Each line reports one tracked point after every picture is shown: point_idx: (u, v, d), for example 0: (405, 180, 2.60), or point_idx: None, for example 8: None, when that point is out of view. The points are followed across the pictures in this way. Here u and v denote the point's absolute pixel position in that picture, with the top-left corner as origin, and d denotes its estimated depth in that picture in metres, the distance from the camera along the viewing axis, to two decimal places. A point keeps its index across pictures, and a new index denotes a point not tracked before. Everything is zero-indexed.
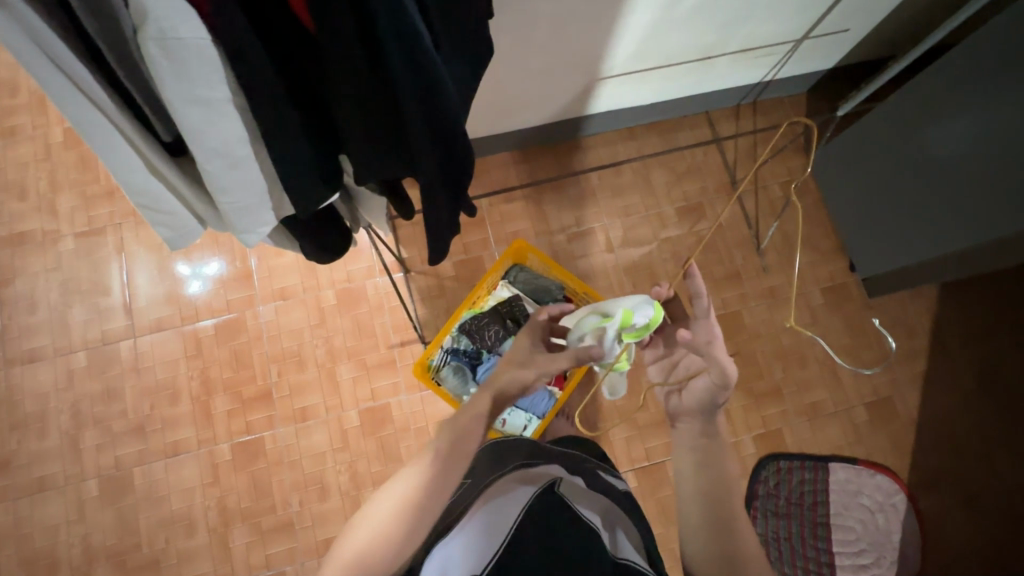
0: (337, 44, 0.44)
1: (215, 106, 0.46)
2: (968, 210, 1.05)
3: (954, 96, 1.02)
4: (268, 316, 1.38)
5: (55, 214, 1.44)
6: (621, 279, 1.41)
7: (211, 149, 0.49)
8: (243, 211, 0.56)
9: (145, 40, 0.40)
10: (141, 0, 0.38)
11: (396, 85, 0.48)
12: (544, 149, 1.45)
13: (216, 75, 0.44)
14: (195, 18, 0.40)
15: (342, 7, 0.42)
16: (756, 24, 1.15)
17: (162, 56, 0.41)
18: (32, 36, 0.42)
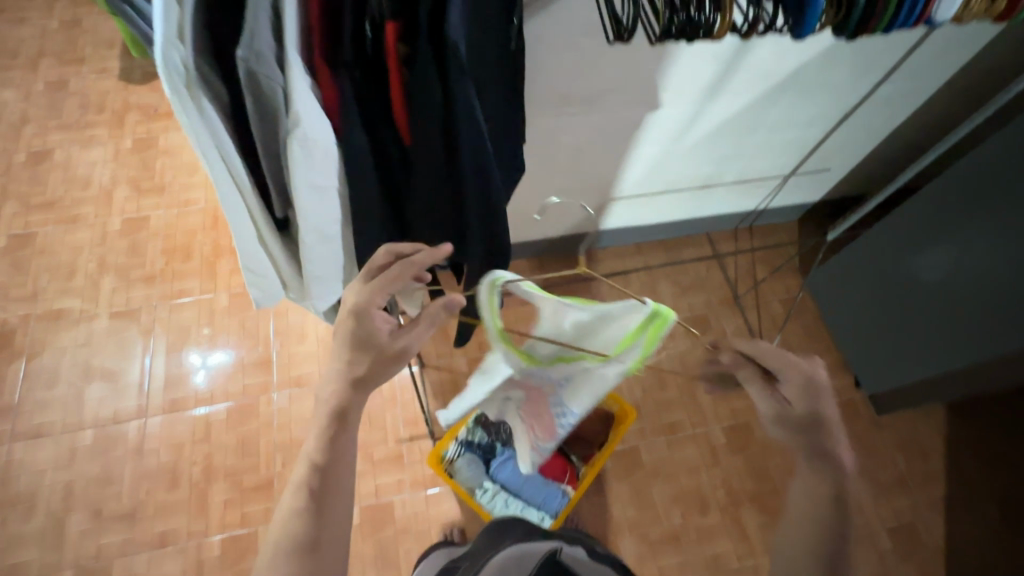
0: (425, 155, 0.55)
1: (325, 194, 0.55)
2: (983, 323, 1.08)
3: (935, 229, 1.15)
4: (281, 403, 1.40)
5: (96, 295, 1.53)
6: (630, 384, 1.44)
7: (312, 228, 0.57)
8: (320, 280, 0.63)
9: (290, 140, 0.50)
10: (299, 115, 0.48)
11: (463, 184, 0.57)
12: (558, 257, 1.57)
13: (330, 164, 0.54)
14: (326, 126, 0.51)
15: (435, 130, 0.53)
16: (753, 160, 1.33)
17: (300, 154, 0.50)
18: (209, 129, 0.53)
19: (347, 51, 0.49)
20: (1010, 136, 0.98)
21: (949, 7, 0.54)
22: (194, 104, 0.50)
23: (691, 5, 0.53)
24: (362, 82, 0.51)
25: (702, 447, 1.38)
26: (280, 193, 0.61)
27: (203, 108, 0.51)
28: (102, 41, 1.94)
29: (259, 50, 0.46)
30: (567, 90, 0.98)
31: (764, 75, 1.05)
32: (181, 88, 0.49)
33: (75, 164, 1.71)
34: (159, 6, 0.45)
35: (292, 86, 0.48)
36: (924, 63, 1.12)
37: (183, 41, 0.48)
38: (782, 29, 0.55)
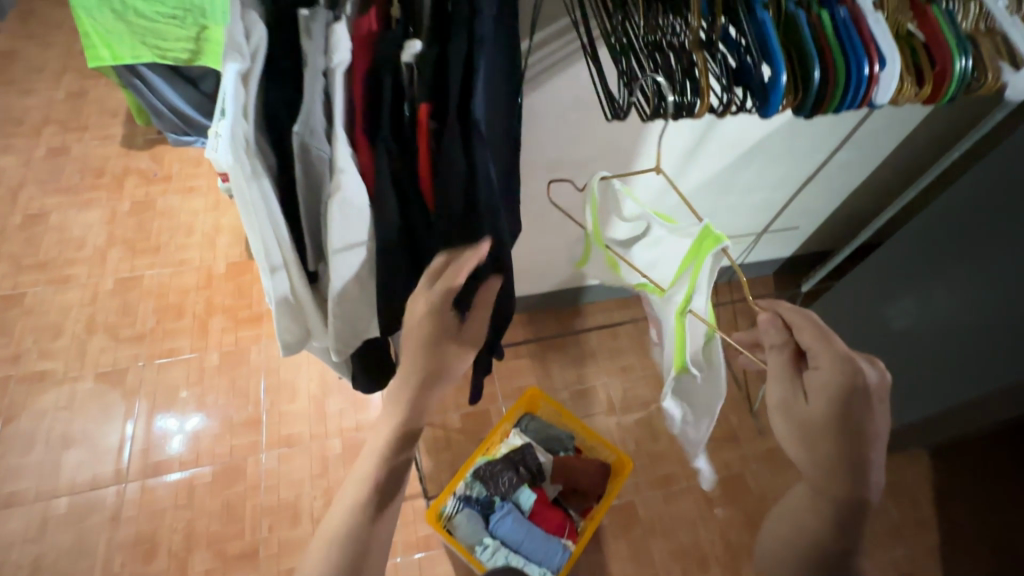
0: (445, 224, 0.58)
1: (355, 250, 0.63)
2: (980, 352, 1.07)
3: (900, 280, 1.24)
4: (269, 463, 1.36)
5: (82, 355, 1.51)
6: (624, 436, 1.44)
7: (341, 279, 0.65)
8: (344, 328, 0.70)
9: (331, 200, 0.57)
10: (342, 183, 0.56)
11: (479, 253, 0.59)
12: (548, 312, 1.61)
13: (364, 222, 0.61)
14: (362, 190, 0.58)
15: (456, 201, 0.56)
16: (731, 219, 1.43)
17: (338, 214, 0.58)
18: (259, 193, 0.58)
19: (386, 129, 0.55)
20: (962, 189, 1.09)
21: (888, 90, 0.62)
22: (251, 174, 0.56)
23: (676, 92, 0.59)
24: (399, 160, 0.56)
25: (698, 500, 1.37)
26: (315, 247, 0.66)
27: (256, 174, 0.56)
28: (106, 110, 2.02)
29: (312, 125, 0.54)
30: (558, 156, 1.07)
31: (736, 142, 1.16)
32: (242, 161, 0.54)
33: (71, 225, 1.74)
34: (229, 88, 0.52)
35: (337, 157, 0.55)
36: (875, 133, 1.26)
37: (246, 118, 0.53)
38: (752, 109, 0.62)
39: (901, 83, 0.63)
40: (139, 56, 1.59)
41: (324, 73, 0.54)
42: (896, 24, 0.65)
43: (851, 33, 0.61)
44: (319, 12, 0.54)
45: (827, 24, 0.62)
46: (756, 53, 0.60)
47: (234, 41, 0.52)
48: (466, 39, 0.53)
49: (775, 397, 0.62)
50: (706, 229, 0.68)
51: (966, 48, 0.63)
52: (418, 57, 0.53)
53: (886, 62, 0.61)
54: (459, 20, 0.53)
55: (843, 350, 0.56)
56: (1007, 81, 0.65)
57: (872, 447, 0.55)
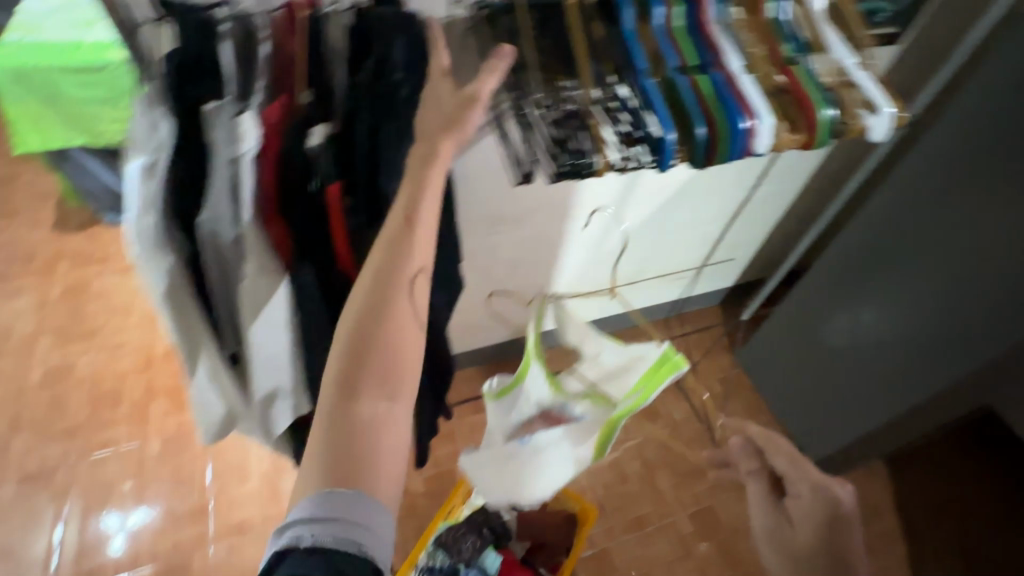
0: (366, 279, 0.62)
1: (275, 328, 0.62)
2: (940, 334, 1.13)
3: (836, 297, 1.34)
4: (220, 556, 1.27)
5: (6, 458, 1.39)
6: (592, 482, 1.42)
7: (263, 356, 0.64)
8: (270, 404, 0.70)
9: (245, 280, 0.59)
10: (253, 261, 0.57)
11: None
12: (506, 362, 1.60)
13: (280, 302, 0.61)
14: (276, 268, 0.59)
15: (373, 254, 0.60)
16: (671, 256, 1.50)
17: (252, 292, 0.59)
18: (171, 277, 0.60)
19: (298, 203, 0.58)
20: (879, 205, 1.20)
21: (764, 140, 0.71)
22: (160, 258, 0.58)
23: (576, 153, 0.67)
24: (314, 231, 0.60)
25: (672, 540, 1.36)
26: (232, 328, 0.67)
27: (166, 263, 0.59)
28: (35, 193, 1.96)
29: (217, 211, 0.55)
30: (494, 211, 1.11)
31: (662, 186, 1.24)
32: (148, 250, 0.57)
33: None
34: (132, 186, 0.55)
35: (246, 238, 0.56)
36: (790, 169, 1.37)
37: (150, 212, 0.56)
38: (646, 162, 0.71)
39: (777, 131, 0.72)
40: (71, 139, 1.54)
41: (231, 161, 0.55)
42: (768, 81, 0.73)
43: (725, 94, 0.71)
44: (225, 104, 0.55)
45: (707, 86, 0.71)
46: (640, 116, 0.69)
47: (139, 139, 0.55)
48: (370, 119, 0.57)
49: (763, 523, 0.76)
50: (671, 355, 0.79)
51: (829, 99, 0.73)
52: (321, 142, 0.57)
53: (758, 117, 0.70)
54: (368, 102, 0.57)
55: (818, 478, 0.71)
56: (868, 124, 0.74)
57: (855, 560, 0.66)
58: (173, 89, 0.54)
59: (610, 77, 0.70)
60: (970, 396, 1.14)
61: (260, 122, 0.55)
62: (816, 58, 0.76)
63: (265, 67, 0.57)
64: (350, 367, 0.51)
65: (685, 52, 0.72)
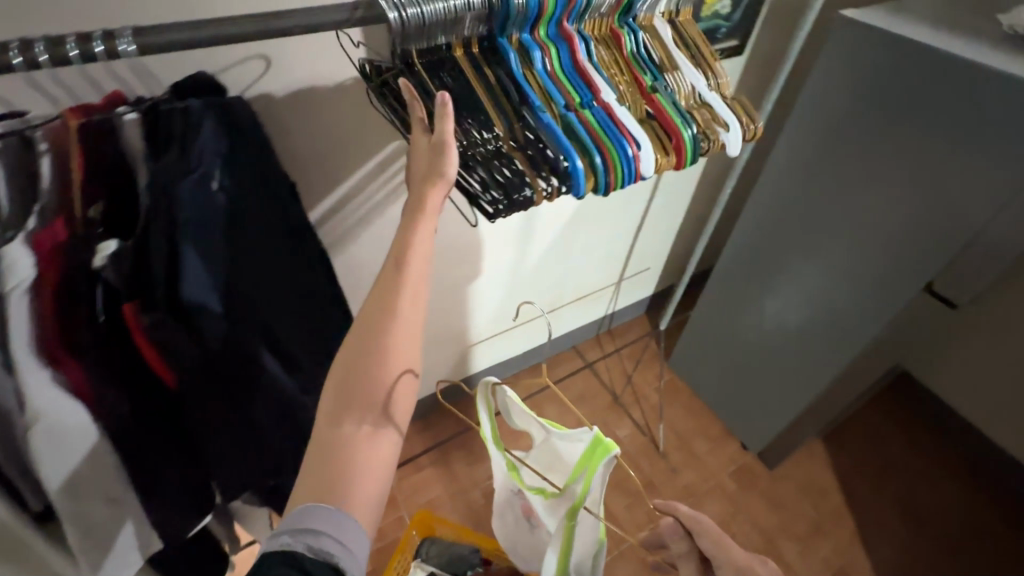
0: (194, 390, 0.58)
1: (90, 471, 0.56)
2: (831, 319, 1.23)
3: (735, 299, 1.44)
4: None
5: None
6: None
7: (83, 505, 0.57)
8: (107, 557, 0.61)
9: (32, 431, 0.51)
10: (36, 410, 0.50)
11: (252, 407, 0.62)
12: (441, 412, 1.55)
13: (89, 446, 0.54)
14: (78, 409, 0.52)
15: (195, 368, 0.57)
16: (581, 280, 1.52)
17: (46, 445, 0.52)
18: None
19: (86, 332, 0.52)
20: (754, 210, 1.31)
21: (650, 165, 0.71)
22: None
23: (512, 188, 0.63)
24: (113, 356, 0.55)
25: (635, 563, 1.33)
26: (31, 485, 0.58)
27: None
28: None
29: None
30: None
31: (557, 216, 1.27)
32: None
33: None
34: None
35: (27, 385, 0.49)
36: (676, 181, 1.44)
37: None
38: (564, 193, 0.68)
39: (657, 157, 0.72)
40: None
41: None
42: (637, 111, 0.75)
43: (609, 126, 0.71)
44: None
45: (592, 121, 0.71)
46: (554, 148, 0.67)
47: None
48: (169, 226, 0.52)
49: None
50: (597, 440, 0.72)
51: (689, 121, 0.75)
52: (114, 257, 0.52)
53: (641, 143, 0.71)
54: (158, 204, 0.52)
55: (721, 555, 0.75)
56: (726, 140, 0.77)
57: None
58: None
59: (511, 120, 0.68)
60: (875, 364, 1.24)
61: (31, 251, 0.49)
62: (671, 80, 0.79)
63: (45, 182, 0.51)
64: (339, 387, 0.50)
65: (567, 91, 0.72)
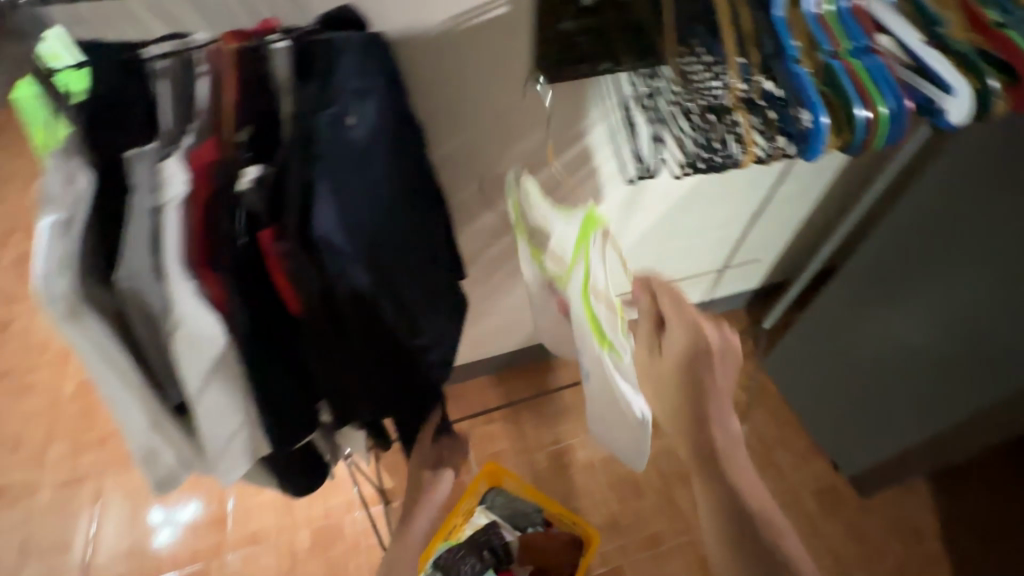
0: (313, 322, 0.60)
1: (216, 381, 0.59)
2: (980, 351, 1.05)
3: (859, 307, 1.26)
4: (237, 566, 1.30)
5: (42, 466, 1.47)
6: (606, 497, 1.38)
7: (210, 409, 0.61)
8: (224, 456, 0.66)
9: (176, 334, 0.55)
10: (180, 318, 0.54)
11: (360, 348, 0.62)
12: (518, 371, 1.57)
13: (222, 355, 0.58)
14: (212, 323, 0.55)
15: (316, 301, 0.58)
16: (684, 261, 1.43)
17: (187, 349, 0.56)
18: (94, 342, 0.54)
19: (219, 253, 0.55)
20: (906, 209, 1.12)
21: (959, 112, 0.65)
22: (77, 325, 0.52)
23: (721, 149, 0.67)
24: (242, 288, 0.57)
25: (689, 559, 1.30)
26: (171, 379, 0.63)
27: (88, 325, 0.53)
28: None
29: (138, 267, 0.52)
30: (489, 224, 1.09)
31: (670, 193, 1.19)
32: (65, 312, 0.51)
33: (34, 330, 1.72)
34: (42, 242, 0.49)
35: (172, 291, 0.53)
36: (812, 171, 1.28)
37: (65, 270, 0.50)
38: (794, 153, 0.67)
39: (973, 101, 0.65)
40: None
41: (153, 210, 0.53)
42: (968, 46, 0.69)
43: (881, 75, 0.67)
44: (148, 149, 0.54)
45: (861, 72, 0.67)
46: (790, 104, 0.66)
47: (49, 192, 0.50)
48: (305, 162, 0.54)
49: None
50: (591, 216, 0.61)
51: None
52: (254, 186, 0.54)
53: (951, 91, 0.66)
54: (296, 145, 0.54)
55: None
56: None
57: None
58: (89, 139, 0.53)
59: (750, 73, 0.69)
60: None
61: (187, 165, 0.53)
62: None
63: (205, 108, 0.55)
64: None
65: (837, 38, 0.69)
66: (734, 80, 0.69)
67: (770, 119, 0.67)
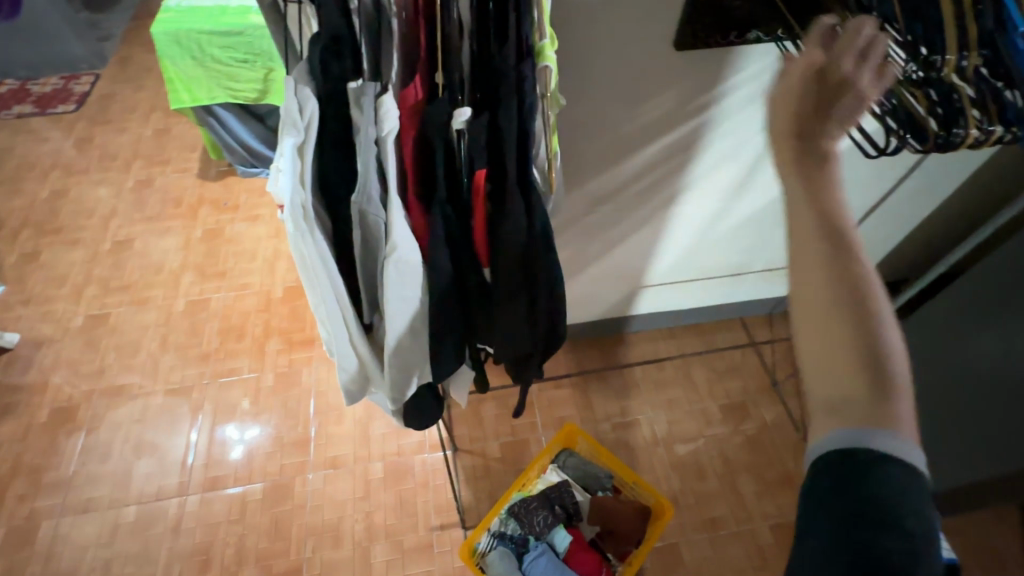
0: (505, 254, 0.68)
1: (412, 301, 0.69)
2: None
3: (987, 311, 1.13)
4: (316, 484, 1.41)
5: (154, 371, 1.64)
6: (668, 474, 1.39)
7: (399, 330, 0.72)
8: (399, 374, 0.77)
9: (389, 257, 0.65)
10: (396, 244, 0.64)
11: (538, 275, 0.71)
12: (591, 342, 1.59)
13: (415, 277, 0.68)
14: (414, 247, 0.66)
15: (513, 236, 0.66)
16: (782, 250, 1.37)
17: (396, 270, 0.66)
18: (320, 255, 0.65)
19: (439, 181, 0.64)
20: None
21: None
22: (315, 244, 0.64)
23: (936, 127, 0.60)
24: (450, 213, 0.65)
25: (748, 548, 1.29)
26: (370, 299, 0.74)
27: (314, 237, 0.63)
28: (185, 145, 2.22)
29: (368, 193, 0.63)
30: (598, 191, 1.13)
31: None
32: (300, 223, 0.62)
33: (151, 250, 1.90)
34: (289, 162, 0.60)
35: (393, 215, 0.63)
36: (945, 163, 1.20)
37: (303, 186, 0.61)
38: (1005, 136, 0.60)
39: None
40: (214, 97, 1.73)
41: (375, 142, 0.61)
42: None
43: None
44: (366, 84, 0.60)
45: None
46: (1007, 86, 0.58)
47: (290, 117, 0.60)
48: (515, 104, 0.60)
49: None
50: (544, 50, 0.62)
51: None
52: (468, 124, 0.60)
53: None
54: (510, 88, 0.59)
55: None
56: None
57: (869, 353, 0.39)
58: (317, 71, 0.60)
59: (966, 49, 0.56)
60: None
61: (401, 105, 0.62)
62: None
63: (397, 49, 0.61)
64: None
65: None
66: (954, 53, 0.56)
67: (992, 106, 0.58)
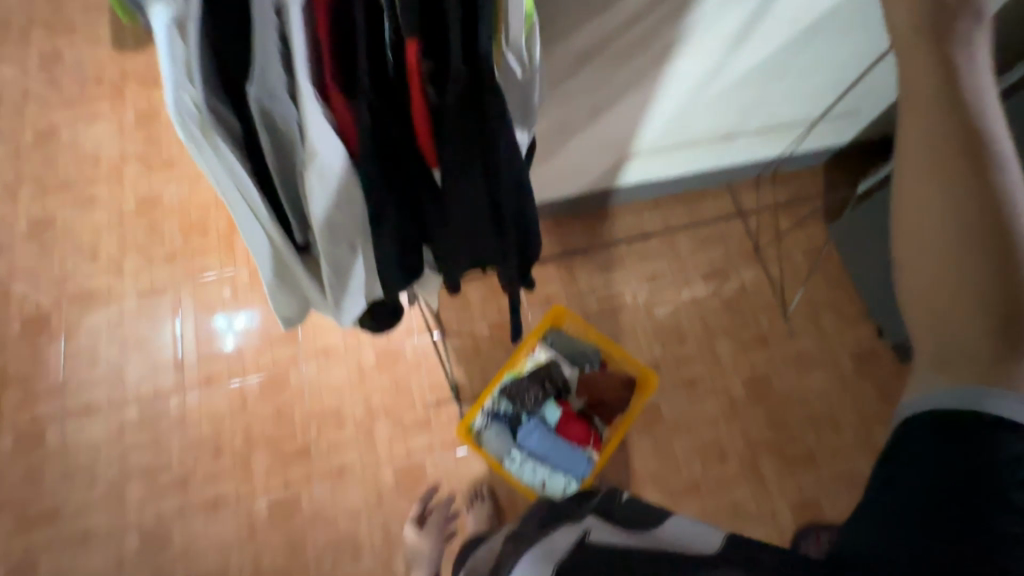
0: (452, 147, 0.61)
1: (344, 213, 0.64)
2: None
3: None
4: (311, 373, 1.44)
5: (121, 274, 1.56)
6: (650, 341, 1.45)
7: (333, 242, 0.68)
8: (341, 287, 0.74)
9: (309, 164, 0.57)
10: (315, 149, 0.56)
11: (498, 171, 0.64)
12: (575, 217, 1.53)
13: (344, 186, 0.61)
14: (337, 150, 0.58)
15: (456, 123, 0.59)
16: (778, 106, 1.27)
17: (317, 181, 0.59)
18: (224, 166, 0.58)
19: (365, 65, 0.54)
20: None
21: None
22: (212, 150, 0.56)
23: None
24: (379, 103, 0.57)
25: (721, 401, 1.40)
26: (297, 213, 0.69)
27: (214, 147, 0.55)
28: (88, 7, 1.86)
29: (269, 86, 0.52)
30: (581, 49, 0.96)
31: (794, 16, 1.01)
32: (194, 130, 0.53)
33: (82, 141, 1.69)
34: (164, 42, 0.47)
35: (309, 115, 0.54)
36: None
37: (191, 80, 0.50)
38: None
39: None
40: None
41: (275, 10, 0.50)
42: None
43: None
44: None
45: None
46: None
47: None
48: None
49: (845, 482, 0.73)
50: None
51: None
52: None
53: None
54: None
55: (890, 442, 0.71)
56: None
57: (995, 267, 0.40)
58: None
59: None
60: None
61: None
62: None
63: None
64: None
65: None
66: None
67: None
